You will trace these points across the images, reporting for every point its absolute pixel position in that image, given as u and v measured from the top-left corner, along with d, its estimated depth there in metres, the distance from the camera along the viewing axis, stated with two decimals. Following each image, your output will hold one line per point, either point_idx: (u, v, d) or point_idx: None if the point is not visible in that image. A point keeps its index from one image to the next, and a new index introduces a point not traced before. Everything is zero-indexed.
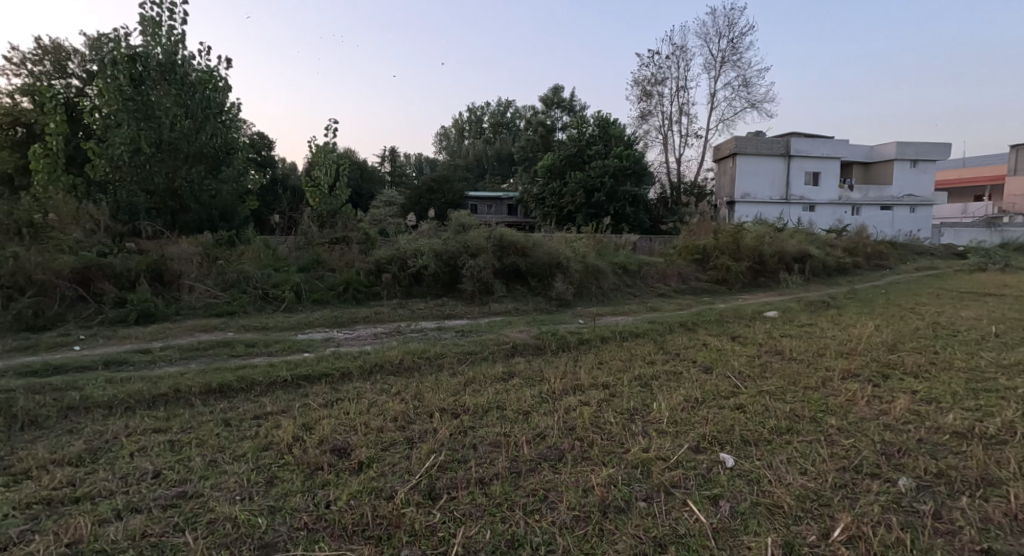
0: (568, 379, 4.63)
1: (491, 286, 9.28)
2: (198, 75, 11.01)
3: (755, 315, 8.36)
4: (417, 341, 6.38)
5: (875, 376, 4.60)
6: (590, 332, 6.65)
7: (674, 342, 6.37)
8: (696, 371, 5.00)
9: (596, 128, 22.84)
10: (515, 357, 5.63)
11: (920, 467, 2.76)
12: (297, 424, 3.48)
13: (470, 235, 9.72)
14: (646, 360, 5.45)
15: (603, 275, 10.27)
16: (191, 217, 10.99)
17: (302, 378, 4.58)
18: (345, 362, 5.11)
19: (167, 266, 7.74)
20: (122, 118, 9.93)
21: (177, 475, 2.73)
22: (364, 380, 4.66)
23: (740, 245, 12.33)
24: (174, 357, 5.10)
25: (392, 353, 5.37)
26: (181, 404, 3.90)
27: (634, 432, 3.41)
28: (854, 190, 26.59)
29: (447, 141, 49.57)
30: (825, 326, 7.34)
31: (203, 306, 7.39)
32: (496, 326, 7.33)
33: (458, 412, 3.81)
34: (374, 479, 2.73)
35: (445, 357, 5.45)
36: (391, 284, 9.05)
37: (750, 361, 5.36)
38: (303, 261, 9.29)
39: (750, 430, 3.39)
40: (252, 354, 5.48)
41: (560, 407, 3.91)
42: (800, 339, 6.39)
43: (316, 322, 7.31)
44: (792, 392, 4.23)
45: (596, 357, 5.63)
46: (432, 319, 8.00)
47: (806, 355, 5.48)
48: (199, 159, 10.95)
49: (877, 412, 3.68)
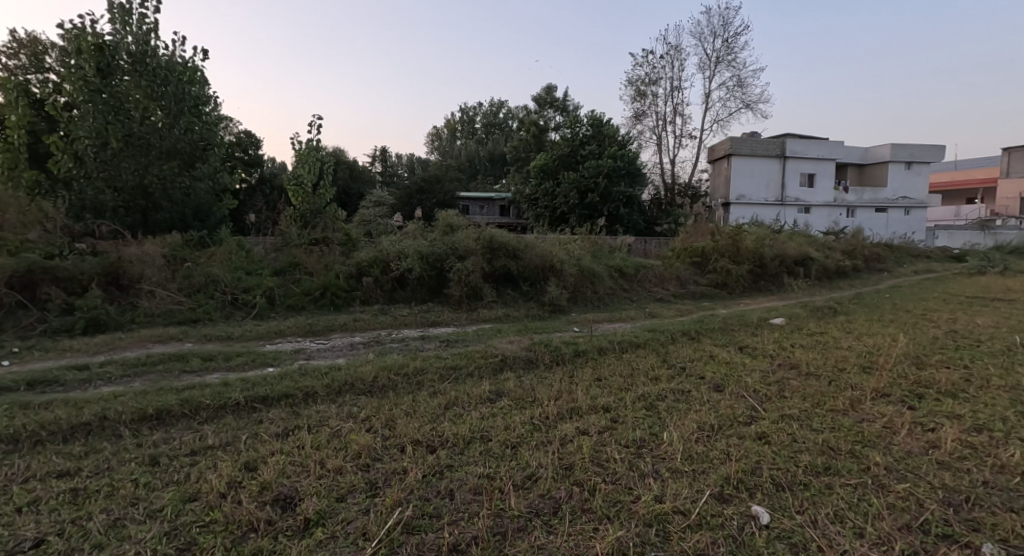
0: (563, 401, 4.07)
1: (480, 291, 8.73)
2: (174, 67, 10.37)
3: (762, 322, 7.87)
4: (397, 353, 5.77)
5: (909, 397, 4.08)
6: (587, 342, 6.08)
7: (678, 354, 5.84)
8: (707, 390, 4.45)
9: (590, 127, 22.35)
10: (504, 373, 5.05)
11: (1005, 527, 2.23)
12: (237, 463, 2.90)
13: (458, 236, 9.16)
14: (649, 376, 4.90)
15: (599, 279, 9.77)
16: (164, 216, 10.22)
17: (258, 401, 3.98)
18: (311, 380, 4.49)
19: (124, 269, 7.08)
20: (88, 111, 9.32)
21: (64, 543, 2.14)
22: (330, 403, 4.07)
23: (740, 247, 11.85)
24: (114, 374, 4.46)
25: (365, 369, 4.76)
26: (107, 435, 3.29)
27: (643, 472, 2.87)
28: (849, 192, 26.28)
29: (438, 142, 48.93)
30: (837, 335, 6.84)
31: (162, 313, 6.75)
32: (484, 335, 6.76)
33: (434, 446, 3.24)
34: (321, 547, 2.16)
35: (425, 373, 4.86)
36: (373, 289, 8.43)
37: (765, 376, 4.82)
38: (279, 264, 8.69)
39: (781, 470, 2.84)
40: (208, 369, 4.86)
41: (555, 437, 3.35)
42: (814, 351, 5.87)
43: (288, 330, 6.69)
44: (820, 416, 3.71)
45: (593, 372, 5.07)
46: (416, 327, 7.43)
47: (825, 369, 4.96)
48: (173, 155, 10.23)
49: (925, 444, 3.15)
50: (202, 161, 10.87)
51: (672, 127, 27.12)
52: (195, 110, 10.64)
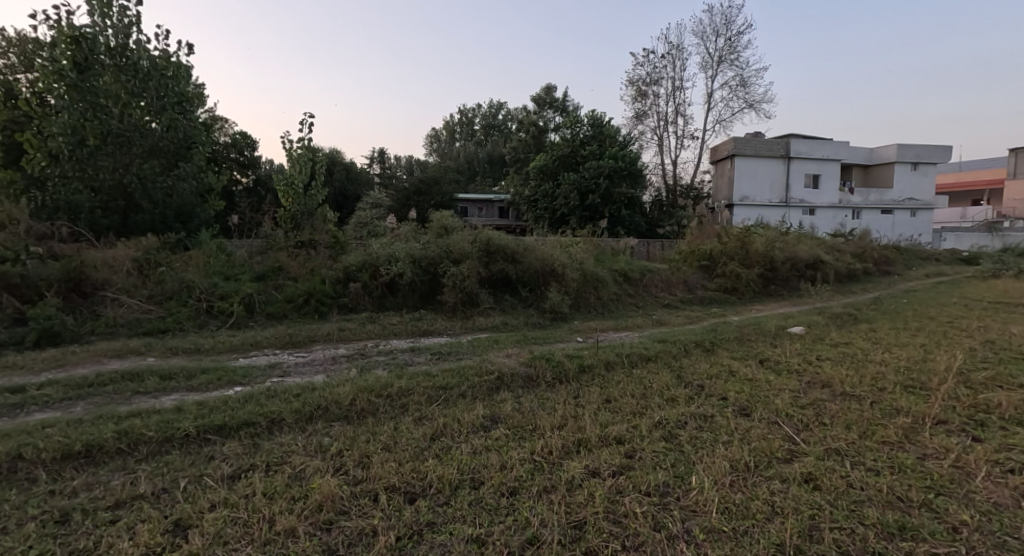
0: (569, 430, 3.51)
1: (476, 297, 8.17)
2: (157, 63, 9.77)
3: (780, 331, 7.30)
4: (382, 369, 5.20)
5: (971, 425, 3.53)
6: (592, 355, 5.52)
7: (693, 369, 5.29)
8: (732, 415, 3.89)
9: (590, 128, 21.81)
10: (501, 393, 4.49)
11: None
12: (164, 524, 2.32)
13: (454, 239, 8.61)
14: (665, 397, 4.32)
15: (603, 284, 9.23)
16: (143, 218, 9.62)
17: (212, 431, 3.39)
18: (279, 403, 3.92)
19: (87, 274, 6.51)
20: (63, 106, 8.71)
21: None
22: (296, 433, 3.50)
23: (750, 250, 11.29)
24: (52, 397, 3.89)
25: (342, 390, 4.18)
26: (16, 483, 2.71)
27: (672, 534, 2.31)
28: (854, 193, 25.76)
29: (438, 144, 48.27)
30: (864, 346, 6.27)
31: (128, 324, 6.17)
32: (480, 346, 6.20)
33: (415, 495, 2.67)
34: None
35: (411, 394, 4.29)
36: (361, 295, 7.85)
37: (796, 397, 4.25)
38: (261, 269, 8.12)
39: (844, 532, 2.28)
40: (165, 390, 4.28)
41: (559, 481, 2.81)
42: (843, 366, 5.29)
43: (265, 342, 6.11)
44: (870, 450, 3.17)
45: (601, 391, 4.51)
46: (406, 337, 6.87)
47: (862, 389, 4.38)
48: (154, 153, 9.62)
49: (1013, 493, 2.60)
50: (185, 160, 10.24)
51: (674, 127, 26.59)
52: (179, 108, 10.03)
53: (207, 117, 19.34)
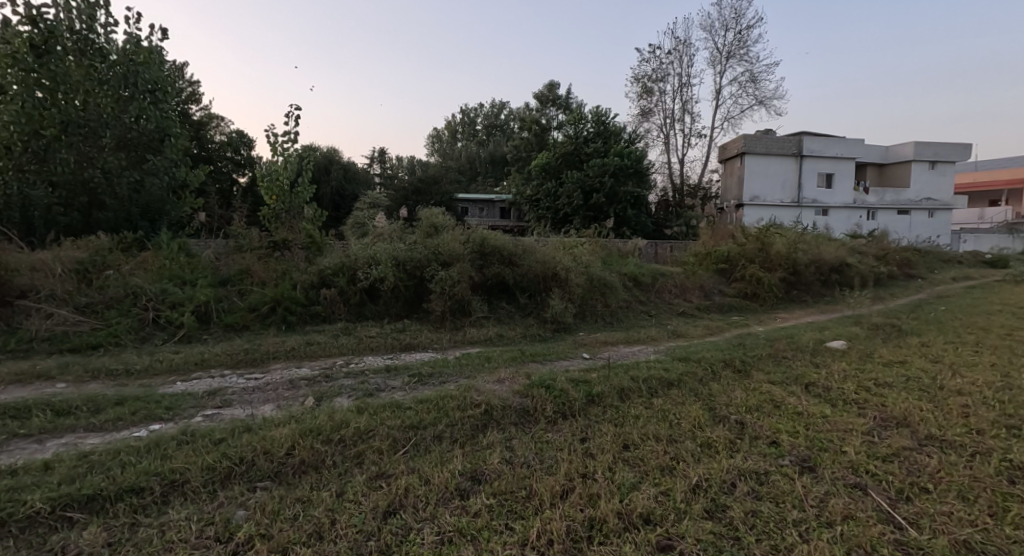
0: (577, 503, 2.52)
1: (468, 306, 7.19)
2: (127, 47, 8.69)
3: (818, 346, 6.28)
4: (344, 398, 4.22)
5: None
6: (601, 380, 4.53)
7: (727, 398, 4.30)
8: (796, 473, 2.89)
9: (595, 124, 20.79)
10: (488, 434, 3.51)
11: None
12: None
13: (443, 239, 7.63)
14: (699, 443, 3.34)
15: (610, 290, 8.27)
16: (107, 216, 8.44)
17: (79, 505, 2.43)
18: (191, 455, 2.93)
19: (9, 280, 5.58)
20: (15, 93, 7.62)
21: None
22: (198, 506, 2.52)
23: (772, 252, 10.28)
24: None
25: (280, 432, 3.21)
26: None
27: None
28: (870, 193, 24.61)
29: (439, 144, 47.49)
30: (925, 367, 5.24)
31: (51, 340, 5.25)
32: (469, 365, 5.22)
33: None
34: None
35: (371, 438, 3.29)
36: (336, 302, 6.87)
37: (872, 444, 3.26)
38: (225, 272, 7.17)
39: None
40: (54, 430, 3.33)
41: None
42: (911, 395, 4.30)
43: (212, 359, 5.14)
44: (1015, 545, 2.19)
45: (616, 432, 3.52)
46: (383, 352, 5.91)
47: (955, 433, 3.37)
48: (121, 146, 8.38)
49: None
50: (157, 154, 8.88)
51: (681, 125, 25.58)
52: (152, 96, 8.84)
53: (197, 114, 18.48)
